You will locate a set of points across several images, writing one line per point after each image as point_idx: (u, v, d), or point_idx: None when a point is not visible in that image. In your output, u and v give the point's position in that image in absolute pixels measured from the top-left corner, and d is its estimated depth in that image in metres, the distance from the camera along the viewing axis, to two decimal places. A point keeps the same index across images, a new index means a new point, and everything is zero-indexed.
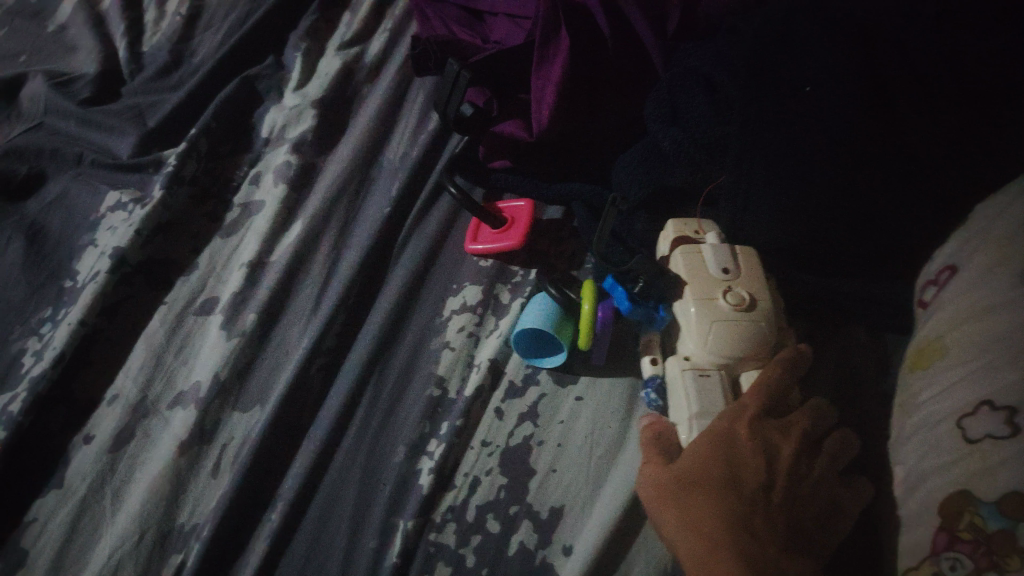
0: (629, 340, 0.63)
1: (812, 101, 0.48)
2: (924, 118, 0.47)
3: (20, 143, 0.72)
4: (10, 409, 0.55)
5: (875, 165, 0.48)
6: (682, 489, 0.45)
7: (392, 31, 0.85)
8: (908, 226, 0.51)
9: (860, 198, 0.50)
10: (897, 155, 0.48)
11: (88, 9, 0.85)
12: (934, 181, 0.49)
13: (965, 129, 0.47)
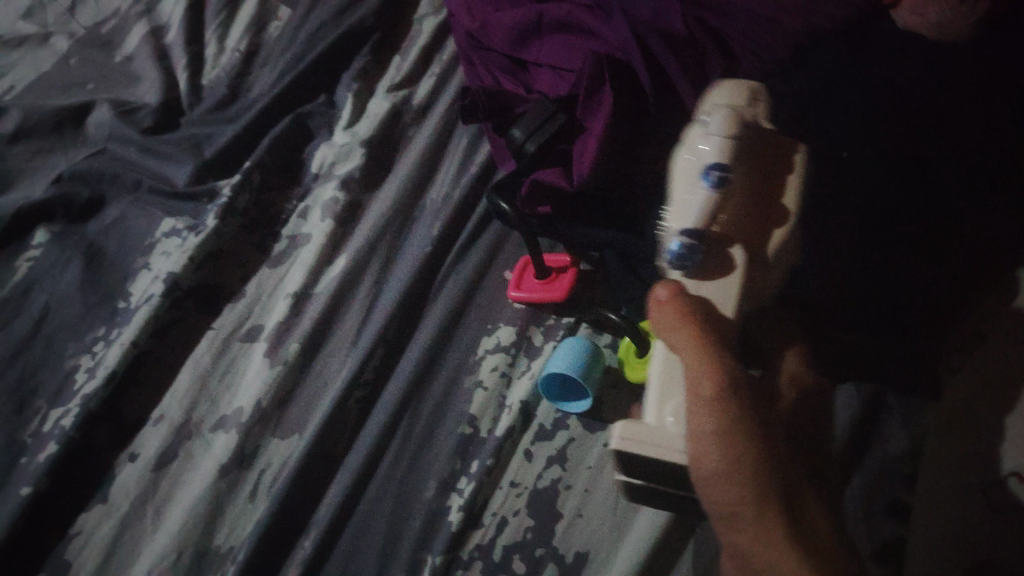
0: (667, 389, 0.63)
1: (831, 135, 0.53)
2: (937, 144, 0.50)
3: (82, 167, 0.75)
4: (62, 424, 0.58)
5: (880, 153, 0.50)
6: (747, 435, 0.39)
7: (439, 75, 0.89)
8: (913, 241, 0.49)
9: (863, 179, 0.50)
10: (903, 159, 0.50)
11: (153, 42, 0.89)
12: (938, 184, 0.50)
13: (969, 158, 0.50)
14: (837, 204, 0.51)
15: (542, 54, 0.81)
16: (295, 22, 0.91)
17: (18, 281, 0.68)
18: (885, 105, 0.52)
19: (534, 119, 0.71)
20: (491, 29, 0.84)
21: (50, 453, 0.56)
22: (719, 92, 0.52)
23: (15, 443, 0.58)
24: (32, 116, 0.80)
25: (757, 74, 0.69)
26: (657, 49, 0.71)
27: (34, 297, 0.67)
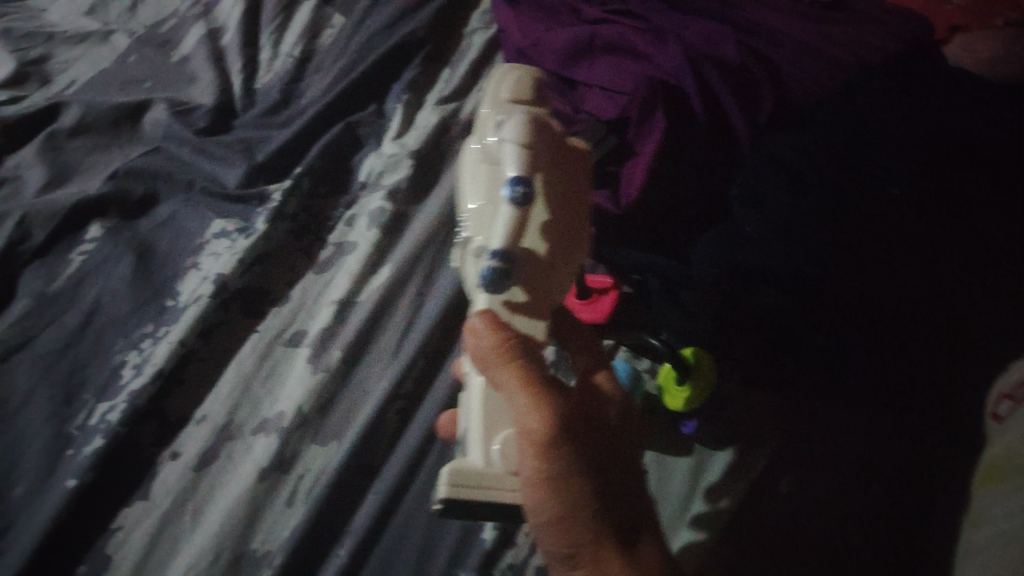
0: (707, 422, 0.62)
1: (882, 180, 0.64)
2: (965, 208, 0.64)
3: (138, 165, 0.77)
4: (108, 418, 0.59)
5: (913, 197, 0.63)
6: (566, 492, 0.44)
7: (488, 90, 0.90)
8: (927, 257, 0.63)
9: (888, 218, 0.63)
10: (929, 202, 0.63)
11: (210, 44, 0.91)
12: (969, 234, 0.63)
13: (986, 173, 0.65)
14: (876, 261, 0.62)
15: (595, 75, 0.78)
16: (348, 31, 0.92)
17: (70, 274, 0.70)
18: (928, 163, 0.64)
19: None
20: (541, 47, 0.83)
21: (96, 446, 0.57)
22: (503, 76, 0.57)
23: (62, 435, 0.59)
24: (92, 112, 0.82)
25: (806, 104, 0.73)
26: (711, 77, 0.73)
27: (85, 291, 0.68)
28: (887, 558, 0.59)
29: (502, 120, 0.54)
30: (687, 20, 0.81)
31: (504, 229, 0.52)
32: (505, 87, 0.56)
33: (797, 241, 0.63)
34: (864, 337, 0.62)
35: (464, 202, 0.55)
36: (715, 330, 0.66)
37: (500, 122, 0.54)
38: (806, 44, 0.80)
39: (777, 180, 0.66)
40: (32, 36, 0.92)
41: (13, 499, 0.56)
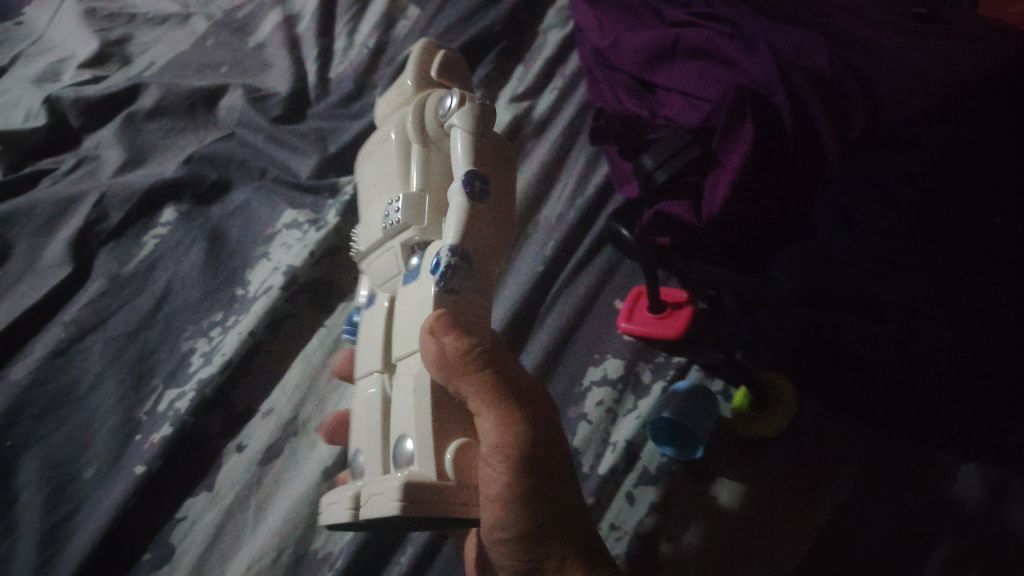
0: (779, 453, 0.62)
1: (894, 166, 0.59)
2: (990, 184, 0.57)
3: (213, 150, 0.78)
4: (177, 406, 0.60)
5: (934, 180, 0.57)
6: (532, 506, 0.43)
7: (562, 89, 0.87)
8: (942, 252, 0.55)
9: (907, 211, 0.57)
10: (943, 193, 0.57)
11: (286, 30, 0.90)
12: (938, 203, 0.57)
13: (985, 174, 0.58)
14: (896, 261, 0.56)
15: (676, 79, 0.76)
16: (423, 23, 0.90)
17: (144, 256, 0.72)
18: (949, 144, 0.59)
19: (669, 147, 0.68)
20: (621, 49, 0.80)
21: (164, 433, 0.58)
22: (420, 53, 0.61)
23: (130, 419, 0.61)
24: (170, 95, 0.83)
25: (904, 117, 0.63)
26: (801, 89, 0.66)
27: (157, 275, 0.70)
28: (894, 560, 0.57)
29: (445, 110, 0.57)
30: (779, 27, 0.73)
31: (456, 221, 0.52)
32: (424, 76, 0.60)
33: (853, 240, 0.58)
34: (908, 335, 0.57)
35: (403, 180, 0.57)
36: (799, 350, 0.64)
37: (444, 111, 0.57)
38: (891, 53, 0.69)
39: (842, 183, 0.61)
40: (115, 16, 0.94)
41: (83, 480, 0.58)
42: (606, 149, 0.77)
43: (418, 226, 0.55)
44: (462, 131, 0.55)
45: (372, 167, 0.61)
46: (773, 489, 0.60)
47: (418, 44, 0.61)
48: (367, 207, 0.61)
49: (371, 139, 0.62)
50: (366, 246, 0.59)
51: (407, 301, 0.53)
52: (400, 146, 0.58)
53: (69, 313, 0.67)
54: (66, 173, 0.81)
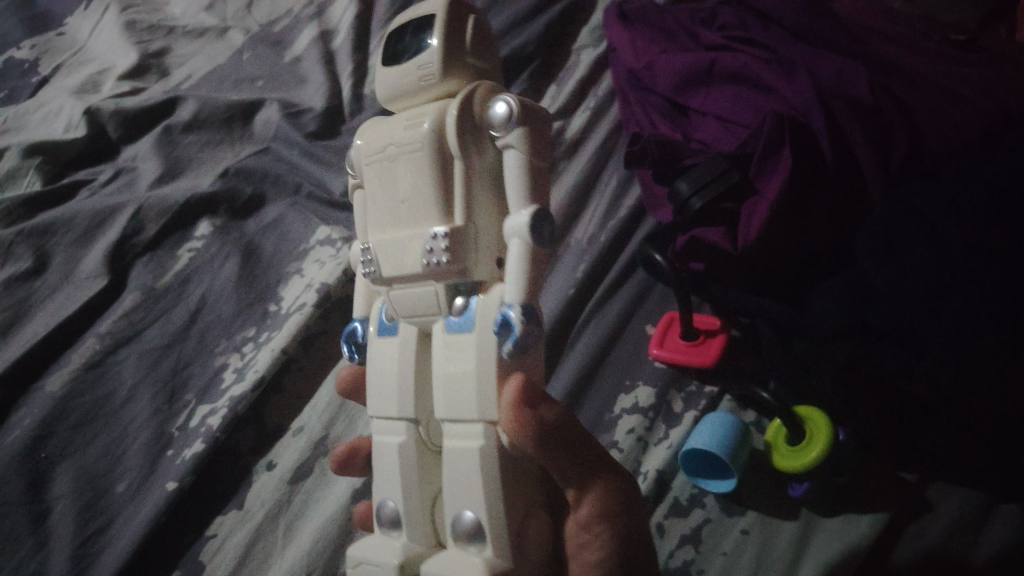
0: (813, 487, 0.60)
1: (941, 201, 0.58)
2: None
3: (248, 164, 0.81)
4: (209, 422, 0.64)
5: (979, 215, 0.56)
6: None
7: (595, 108, 0.85)
8: (989, 285, 0.53)
9: (948, 246, 0.56)
10: (989, 227, 0.56)
11: (321, 46, 0.90)
12: (984, 237, 0.55)
13: None
14: (941, 295, 0.55)
15: (710, 102, 0.74)
16: None
17: (178, 270, 0.75)
18: (999, 181, 0.58)
19: (704, 175, 0.67)
20: (656, 71, 0.78)
21: (197, 449, 0.62)
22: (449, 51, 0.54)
23: (162, 434, 0.65)
24: (207, 107, 0.85)
25: (943, 150, 0.62)
26: (842, 116, 0.65)
27: (192, 288, 0.73)
28: None
29: (495, 123, 0.53)
30: (816, 52, 0.72)
31: (518, 263, 0.52)
32: (453, 60, 0.55)
33: (902, 276, 0.57)
34: (943, 367, 0.54)
35: (447, 206, 0.53)
36: (839, 389, 0.60)
37: (495, 124, 0.53)
38: (932, 83, 0.68)
39: (884, 213, 0.61)
40: (154, 28, 0.95)
41: (114, 494, 0.62)
42: (640, 173, 0.76)
43: (469, 264, 0.53)
44: (520, 154, 0.53)
45: (391, 172, 0.56)
46: (806, 526, 0.59)
47: (442, 18, 0.55)
48: (386, 220, 0.56)
49: (388, 134, 0.56)
50: (388, 269, 0.55)
51: (458, 349, 0.53)
52: (437, 163, 0.53)
53: (103, 325, 0.70)
54: (104, 184, 0.83)
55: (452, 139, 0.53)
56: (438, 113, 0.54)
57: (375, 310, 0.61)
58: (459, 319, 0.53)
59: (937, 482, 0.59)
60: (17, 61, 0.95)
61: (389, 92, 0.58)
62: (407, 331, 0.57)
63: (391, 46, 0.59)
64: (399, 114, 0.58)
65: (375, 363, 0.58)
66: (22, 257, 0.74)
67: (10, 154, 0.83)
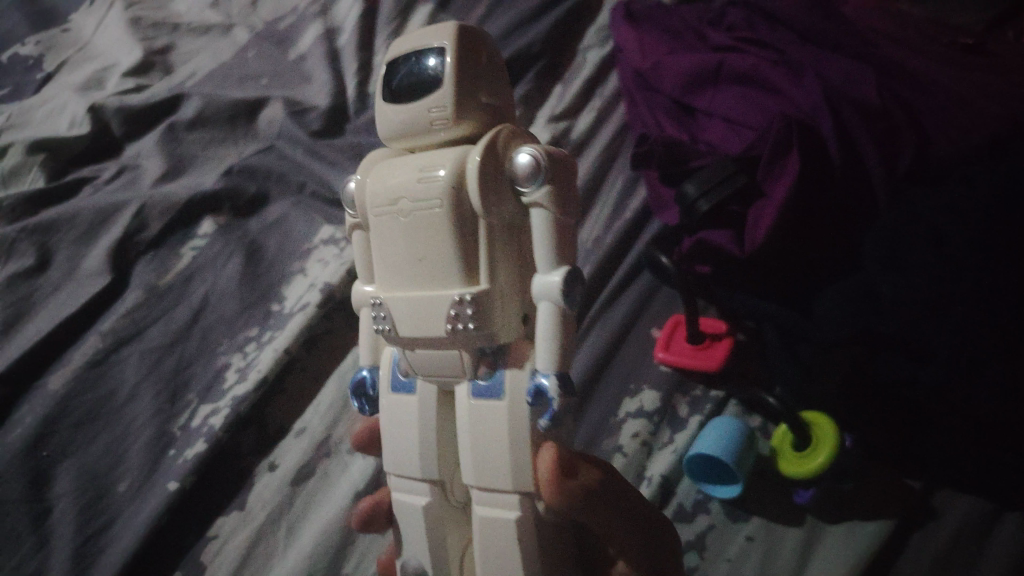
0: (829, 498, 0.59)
1: (947, 203, 0.58)
2: None
3: (253, 162, 0.81)
4: (211, 423, 0.64)
5: (983, 216, 0.56)
6: None
7: (601, 109, 0.84)
8: (991, 289, 0.53)
9: (951, 247, 0.56)
10: (994, 228, 0.55)
11: (326, 43, 0.90)
12: (989, 239, 0.55)
13: None
14: (945, 302, 0.54)
15: (717, 104, 0.73)
16: None
17: (181, 268, 0.75)
18: (1003, 183, 0.57)
19: (711, 176, 0.66)
20: (662, 72, 0.77)
21: (198, 450, 0.62)
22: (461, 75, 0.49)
23: (165, 433, 0.64)
24: (211, 105, 0.85)
25: (952, 157, 0.61)
26: (852, 121, 0.64)
27: (195, 287, 0.73)
28: None
29: (519, 178, 0.49)
30: (826, 55, 0.71)
31: (550, 331, 0.48)
32: (467, 103, 0.50)
33: (908, 282, 0.56)
34: (945, 373, 0.54)
35: (471, 267, 0.49)
36: (845, 395, 0.61)
37: (519, 179, 0.49)
38: (942, 88, 0.67)
39: (891, 218, 0.60)
40: (159, 25, 0.95)
41: (116, 494, 0.61)
42: (646, 174, 0.75)
43: (496, 331, 0.49)
44: (548, 212, 0.48)
45: (403, 225, 0.50)
46: (810, 532, 0.58)
47: (454, 57, 0.49)
48: (399, 276, 0.51)
49: (397, 181, 0.50)
50: (404, 333, 0.50)
51: (488, 418, 0.49)
52: (460, 221, 0.48)
53: (106, 323, 0.70)
54: (108, 181, 0.83)
55: (474, 195, 0.48)
56: (457, 164, 0.49)
57: (386, 361, 0.56)
58: (485, 386, 0.50)
59: (943, 492, 0.58)
60: (22, 57, 0.94)
61: (394, 132, 0.52)
62: (424, 392, 0.53)
63: (392, 81, 0.53)
64: (406, 156, 0.52)
65: (392, 421, 0.54)
66: (25, 254, 0.74)
67: (14, 150, 0.83)
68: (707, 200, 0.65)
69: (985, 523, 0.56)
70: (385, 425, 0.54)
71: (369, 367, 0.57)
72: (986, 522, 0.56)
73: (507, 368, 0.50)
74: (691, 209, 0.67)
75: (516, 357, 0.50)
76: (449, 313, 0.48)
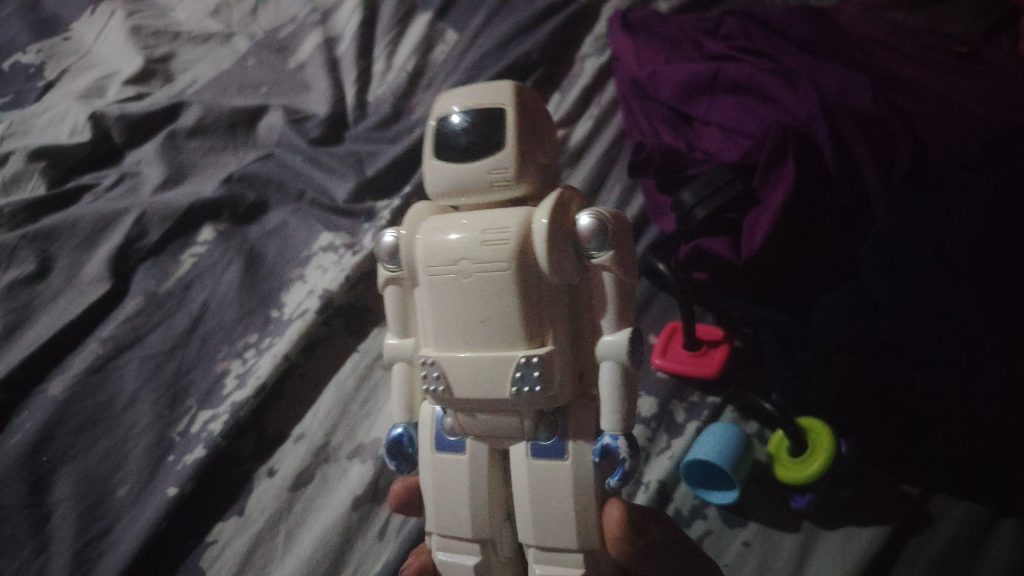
0: (829, 503, 0.59)
1: (942, 212, 0.59)
2: None
3: (252, 170, 0.82)
4: (210, 428, 0.64)
5: (976, 224, 0.57)
6: None
7: (599, 117, 0.85)
8: (987, 295, 0.54)
9: (947, 255, 0.57)
10: (987, 236, 0.56)
11: (325, 52, 0.91)
12: (983, 247, 0.56)
13: None
14: (946, 306, 0.55)
15: (713, 113, 0.74)
16: (461, 48, 0.88)
17: (181, 275, 0.75)
18: (996, 193, 0.58)
19: (707, 183, 0.66)
20: (659, 81, 0.78)
21: (198, 455, 0.62)
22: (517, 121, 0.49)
23: (164, 439, 0.65)
24: (211, 114, 0.86)
25: (949, 163, 0.62)
26: (847, 129, 0.65)
27: (194, 294, 0.73)
28: None
29: (582, 241, 0.48)
30: (822, 64, 0.72)
31: (616, 393, 0.48)
32: (527, 166, 0.49)
33: (905, 288, 0.57)
34: (945, 376, 0.54)
35: (536, 331, 0.48)
36: (842, 403, 0.60)
37: (581, 242, 0.48)
38: (936, 96, 0.67)
39: (889, 225, 0.61)
40: (159, 34, 0.96)
41: (115, 499, 0.61)
42: (643, 181, 0.75)
43: (559, 394, 0.48)
44: (614, 276, 0.49)
45: (463, 287, 0.48)
46: (807, 535, 0.58)
47: (515, 121, 0.49)
48: (455, 337, 0.49)
49: (455, 240, 0.48)
50: (462, 395, 0.48)
51: (551, 480, 0.49)
52: (526, 284, 0.47)
53: (105, 330, 0.70)
54: (108, 189, 0.83)
55: (540, 259, 0.47)
56: (522, 227, 0.48)
57: (426, 418, 0.54)
58: (544, 445, 0.50)
59: (939, 496, 0.59)
60: (23, 65, 0.95)
61: (445, 191, 0.51)
62: (474, 452, 0.52)
63: (442, 137, 0.51)
64: (460, 216, 0.50)
65: (439, 482, 0.52)
66: (25, 260, 0.75)
67: (15, 158, 0.83)
68: (703, 208, 0.65)
69: (983, 527, 0.56)
70: (431, 486, 0.52)
71: (406, 424, 0.55)
72: (984, 526, 0.56)
73: (569, 432, 0.50)
74: (687, 217, 0.67)
75: (575, 419, 0.50)
76: (515, 377, 0.46)
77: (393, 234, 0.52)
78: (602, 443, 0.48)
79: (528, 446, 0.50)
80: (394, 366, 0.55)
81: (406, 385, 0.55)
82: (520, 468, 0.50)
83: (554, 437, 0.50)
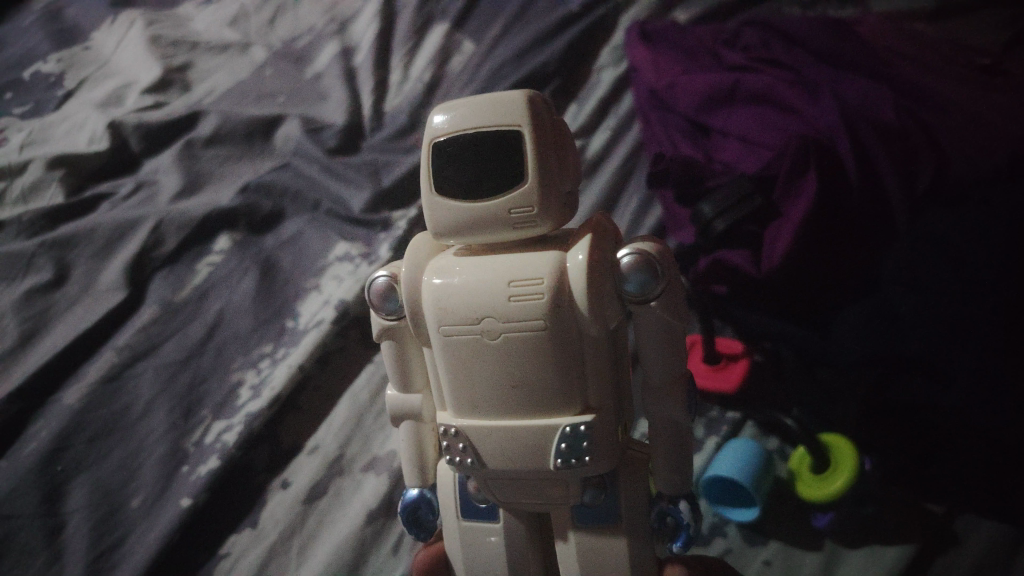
0: (858, 526, 0.58)
1: (965, 223, 0.57)
2: None
3: (269, 181, 0.82)
4: (224, 439, 0.64)
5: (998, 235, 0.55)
6: None
7: (616, 128, 0.84)
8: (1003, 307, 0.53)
9: (969, 267, 0.55)
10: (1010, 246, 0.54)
11: (343, 62, 0.91)
12: (1003, 257, 0.54)
13: None
14: (968, 324, 0.54)
15: (733, 124, 0.72)
16: (477, 57, 0.88)
17: (196, 284, 0.75)
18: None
19: (725, 197, 0.65)
20: (678, 91, 0.77)
21: (212, 466, 0.62)
22: (545, 144, 0.46)
23: (178, 449, 0.64)
24: (228, 124, 0.87)
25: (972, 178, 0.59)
26: (869, 142, 0.63)
27: (209, 303, 0.73)
28: None
29: (624, 280, 0.46)
30: (843, 77, 0.70)
31: (665, 435, 0.49)
32: (552, 201, 0.46)
33: (925, 302, 0.57)
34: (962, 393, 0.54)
35: (574, 392, 0.47)
36: (865, 419, 0.61)
37: (624, 280, 0.47)
38: (963, 110, 0.65)
39: (909, 236, 0.59)
40: (178, 44, 0.96)
41: (129, 510, 0.61)
42: (661, 193, 0.74)
43: (605, 462, 0.48)
44: (661, 315, 0.47)
45: (489, 346, 0.47)
46: (831, 553, 0.57)
47: (535, 147, 0.45)
48: (484, 394, 0.48)
49: (480, 295, 0.46)
50: (498, 468, 0.49)
51: (600, 548, 0.50)
52: (561, 341, 0.46)
53: (121, 339, 0.70)
54: (125, 198, 0.83)
55: (580, 307, 0.46)
56: (555, 272, 0.46)
57: (447, 481, 0.54)
58: (591, 511, 0.50)
59: (965, 515, 0.56)
60: (44, 74, 0.96)
61: (458, 227, 0.48)
62: (507, 520, 0.52)
63: (449, 161, 0.47)
64: (477, 261, 0.48)
65: (469, 547, 0.52)
66: (42, 269, 0.75)
67: (34, 167, 0.84)
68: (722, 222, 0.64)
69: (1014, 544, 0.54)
70: (461, 552, 0.53)
71: (422, 486, 0.55)
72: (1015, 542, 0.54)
73: (619, 487, 0.50)
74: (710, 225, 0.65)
75: (624, 483, 0.50)
76: (561, 449, 0.46)
77: (386, 274, 0.51)
78: (660, 508, 0.50)
79: (574, 513, 0.51)
80: (400, 423, 0.55)
81: (415, 444, 0.54)
82: (566, 535, 0.51)
83: (602, 497, 0.50)
